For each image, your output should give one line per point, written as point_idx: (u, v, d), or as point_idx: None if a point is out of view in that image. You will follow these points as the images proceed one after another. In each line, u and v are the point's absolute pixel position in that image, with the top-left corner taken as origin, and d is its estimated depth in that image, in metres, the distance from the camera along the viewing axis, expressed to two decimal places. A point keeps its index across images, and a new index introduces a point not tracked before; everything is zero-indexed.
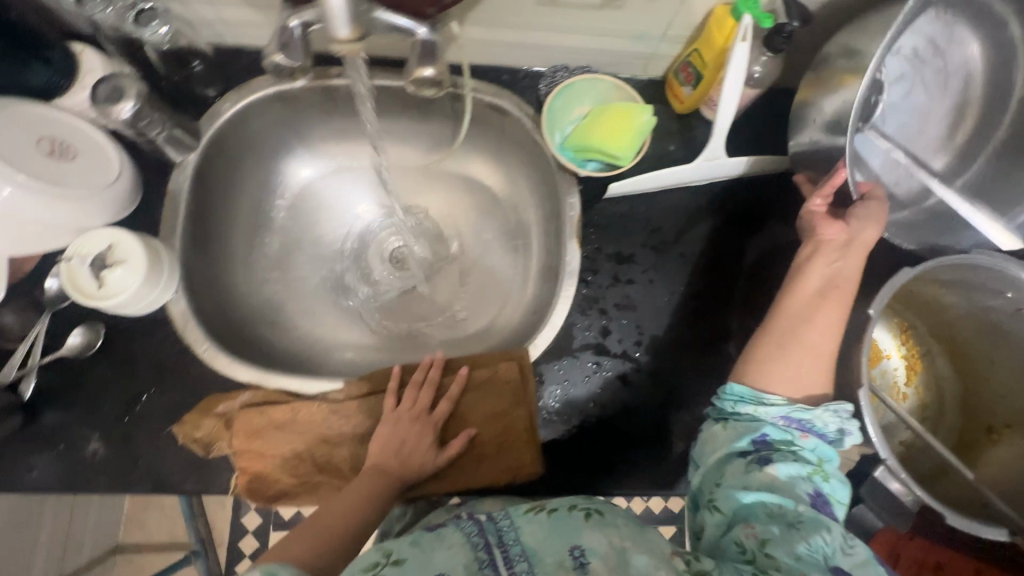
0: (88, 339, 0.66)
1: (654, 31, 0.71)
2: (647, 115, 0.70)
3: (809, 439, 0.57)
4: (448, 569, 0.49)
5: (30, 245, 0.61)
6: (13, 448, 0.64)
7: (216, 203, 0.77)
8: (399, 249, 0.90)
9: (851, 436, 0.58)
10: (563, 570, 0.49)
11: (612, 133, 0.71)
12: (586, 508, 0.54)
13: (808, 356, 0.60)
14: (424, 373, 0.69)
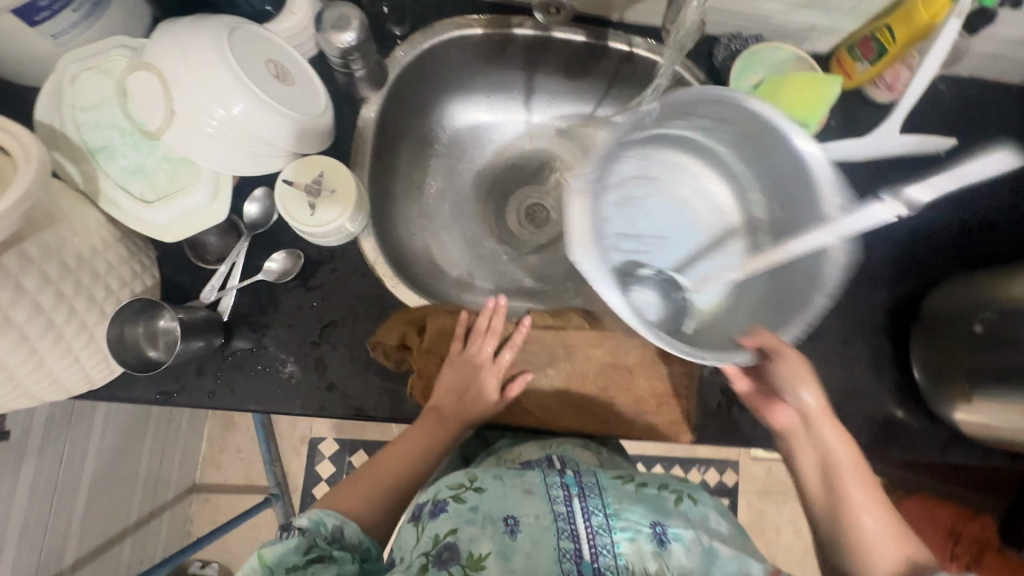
0: (286, 266, 0.67)
1: (845, 5, 0.72)
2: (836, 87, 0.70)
3: None
4: (520, 512, 0.49)
5: (250, 166, 0.60)
6: (211, 365, 0.65)
7: (388, 143, 0.77)
8: (535, 206, 0.89)
9: None
10: (642, 538, 0.49)
11: (802, 102, 0.71)
12: (678, 491, 0.54)
13: (864, 545, 0.58)
14: (488, 321, 0.67)
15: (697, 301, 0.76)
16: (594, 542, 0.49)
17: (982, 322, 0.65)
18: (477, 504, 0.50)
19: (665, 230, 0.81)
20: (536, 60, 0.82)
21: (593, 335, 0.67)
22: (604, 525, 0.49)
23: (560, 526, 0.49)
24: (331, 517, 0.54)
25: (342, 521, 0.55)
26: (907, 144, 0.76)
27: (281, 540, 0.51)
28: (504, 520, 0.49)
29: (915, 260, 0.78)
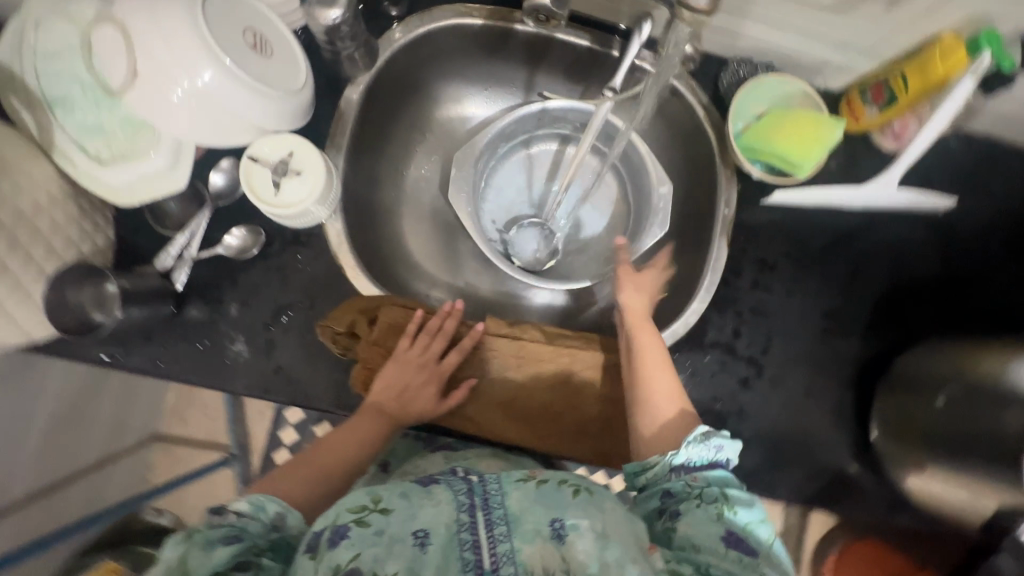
0: (246, 243, 0.65)
1: (862, 45, 0.69)
2: (838, 130, 0.69)
3: (699, 478, 0.52)
4: (430, 525, 0.47)
5: (215, 136, 0.58)
6: (157, 333, 0.64)
7: (372, 127, 0.75)
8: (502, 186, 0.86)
9: (728, 447, 0.54)
10: (541, 539, 0.47)
11: (797, 143, 0.70)
12: (576, 485, 0.51)
13: (649, 389, 0.60)
14: (440, 321, 0.66)
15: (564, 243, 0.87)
16: (496, 551, 0.46)
17: (945, 398, 0.64)
18: (384, 527, 0.46)
19: (542, 190, 0.88)
20: (537, 58, 0.79)
21: (549, 349, 0.68)
22: (506, 532, 0.47)
23: (460, 537, 0.47)
24: (274, 504, 0.51)
25: (284, 509, 0.52)
26: (904, 200, 0.76)
27: (213, 543, 0.46)
28: (413, 534, 0.46)
29: (896, 316, 0.76)
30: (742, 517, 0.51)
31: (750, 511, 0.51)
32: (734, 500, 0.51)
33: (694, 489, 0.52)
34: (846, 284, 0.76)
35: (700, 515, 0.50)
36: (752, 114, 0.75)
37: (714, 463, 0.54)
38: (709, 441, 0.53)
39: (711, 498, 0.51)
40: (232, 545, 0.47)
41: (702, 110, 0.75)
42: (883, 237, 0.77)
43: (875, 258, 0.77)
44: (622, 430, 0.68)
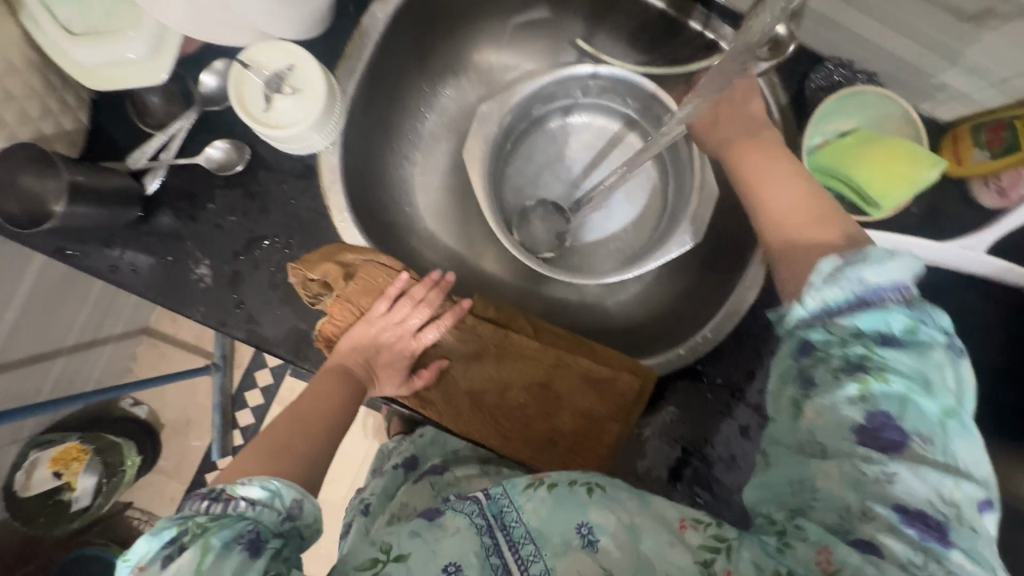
0: (230, 159, 0.58)
1: (996, 73, 0.56)
2: (934, 171, 0.57)
3: (846, 316, 0.41)
4: (458, 555, 0.44)
5: (209, 31, 0.50)
6: (121, 237, 0.59)
7: (399, 58, 0.66)
8: (531, 153, 0.78)
9: (897, 264, 0.40)
10: (574, 551, 0.43)
11: (883, 177, 0.58)
12: (587, 482, 0.46)
13: (772, 206, 0.52)
14: (424, 291, 0.59)
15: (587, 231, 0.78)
16: (528, 574, 0.43)
17: None
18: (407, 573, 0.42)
19: (575, 167, 0.78)
20: (602, 14, 0.67)
21: (536, 347, 0.61)
22: (535, 552, 0.44)
23: (491, 562, 0.44)
24: (292, 489, 0.42)
25: (303, 495, 0.43)
26: (995, 270, 0.62)
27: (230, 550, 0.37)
28: (443, 570, 0.43)
29: None
30: (894, 389, 0.39)
31: (910, 382, 0.38)
32: (888, 358, 0.39)
33: (842, 336, 0.41)
34: None
35: (834, 392, 0.40)
36: (831, 132, 0.63)
37: (865, 301, 0.40)
38: (842, 278, 0.40)
39: (853, 370, 0.40)
40: (257, 553, 0.38)
41: (778, 112, 0.64)
42: (952, 309, 0.65)
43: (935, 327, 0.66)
44: (596, 453, 0.61)
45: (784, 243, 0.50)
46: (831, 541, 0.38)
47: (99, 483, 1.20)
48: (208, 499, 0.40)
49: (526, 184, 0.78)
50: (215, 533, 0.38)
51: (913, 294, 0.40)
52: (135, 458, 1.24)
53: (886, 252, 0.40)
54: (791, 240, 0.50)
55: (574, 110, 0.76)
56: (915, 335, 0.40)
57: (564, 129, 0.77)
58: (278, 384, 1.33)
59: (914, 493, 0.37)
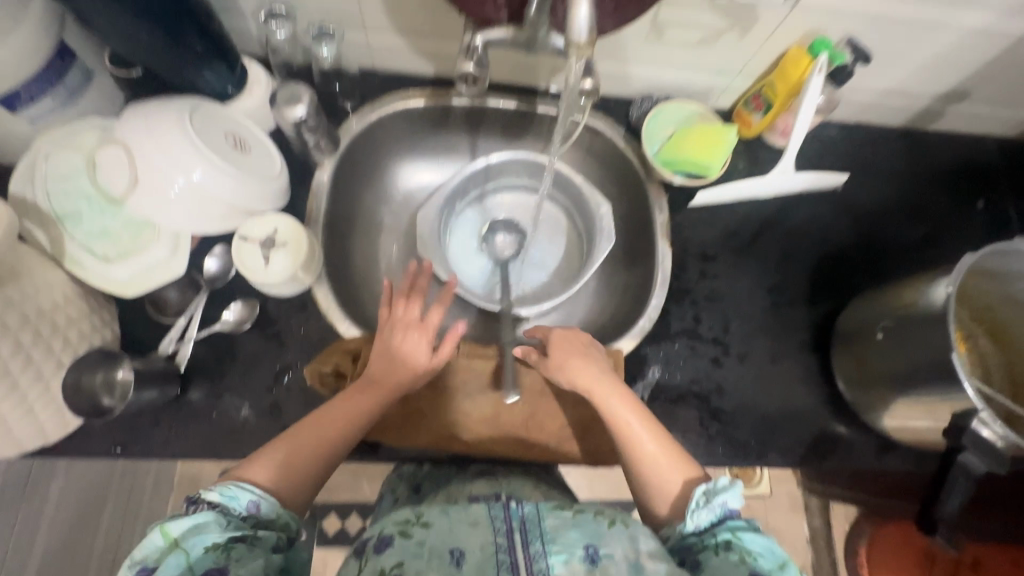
0: (242, 316, 0.72)
1: (733, 68, 0.84)
2: (732, 135, 0.84)
3: (722, 527, 0.55)
4: (464, 544, 0.51)
5: (207, 224, 0.66)
6: (166, 414, 0.67)
7: (344, 203, 0.85)
8: (469, 232, 0.97)
9: (732, 500, 0.55)
10: (575, 560, 0.50)
11: (703, 151, 0.84)
12: (612, 516, 0.55)
13: (648, 455, 0.62)
14: (412, 280, 0.71)
15: (532, 272, 0.97)
16: (533, 569, 0.50)
17: (883, 330, 0.72)
18: (425, 538, 0.51)
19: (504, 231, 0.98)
20: (476, 124, 0.92)
21: (522, 362, 0.76)
22: (541, 551, 0.51)
23: (499, 558, 0.50)
24: (248, 492, 0.52)
25: (259, 496, 0.53)
26: (807, 181, 0.88)
27: (196, 522, 0.49)
28: (449, 553, 0.50)
29: (827, 282, 0.86)
30: (760, 563, 0.52)
31: (768, 558, 0.53)
32: (747, 541, 0.53)
33: (705, 535, 0.55)
34: (779, 262, 0.87)
35: (718, 559, 0.52)
36: (663, 136, 0.89)
37: (722, 517, 0.55)
38: (711, 502, 0.55)
39: (725, 547, 0.53)
40: (210, 516, 0.49)
41: (622, 140, 0.89)
42: (797, 219, 0.89)
43: (796, 235, 0.88)
44: (600, 429, 0.72)
45: (676, 489, 0.60)
46: None
47: None
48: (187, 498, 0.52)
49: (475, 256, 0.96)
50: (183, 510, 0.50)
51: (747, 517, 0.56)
52: None
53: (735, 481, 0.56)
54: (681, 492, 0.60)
55: (485, 192, 0.97)
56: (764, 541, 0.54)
57: (484, 207, 0.98)
58: None
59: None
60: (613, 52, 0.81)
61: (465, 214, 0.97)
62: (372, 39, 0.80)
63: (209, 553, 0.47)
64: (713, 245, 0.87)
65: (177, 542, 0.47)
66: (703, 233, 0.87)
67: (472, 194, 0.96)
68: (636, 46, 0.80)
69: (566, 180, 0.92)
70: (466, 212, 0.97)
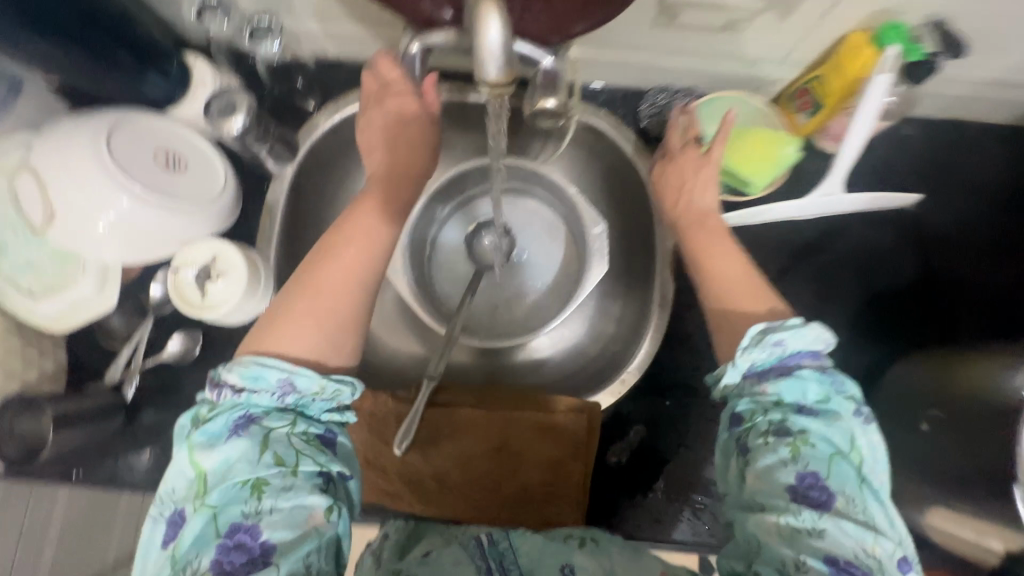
0: (187, 346, 0.68)
1: (775, 55, 0.65)
2: (792, 148, 0.66)
3: (782, 380, 0.50)
4: None
5: (138, 255, 0.61)
6: (113, 444, 0.66)
7: (307, 215, 0.76)
8: (451, 242, 0.86)
9: (795, 339, 0.50)
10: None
11: (750, 162, 0.67)
12: (581, 536, 0.54)
13: (728, 281, 0.60)
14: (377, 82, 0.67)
15: (523, 289, 0.84)
16: None
17: (929, 422, 0.60)
18: None
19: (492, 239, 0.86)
20: (459, 120, 0.79)
21: (483, 415, 0.67)
22: None
23: None
24: (273, 371, 0.47)
25: (288, 373, 0.47)
26: (859, 203, 0.70)
27: (216, 443, 0.44)
28: None
29: (877, 329, 0.69)
30: (820, 452, 0.47)
31: (830, 444, 0.47)
32: (808, 425, 0.48)
33: (765, 405, 0.50)
34: (816, 301, 0.71)
35: (769, 453, 0.48)
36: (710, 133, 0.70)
37: (785, 361, 0.51)
38: (765, 340, 0.51)
39: (781, 433, 0.48)
40: (239, 445, 0.43)
41: (627, 144, 0.73)
42: (846, 247, 0.72)
43: (842, 269, 0.71)
44: (565, 497, 0.65)
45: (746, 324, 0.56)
46: None
47: None
48: (209, 387, 0.47)
49: (457, 269, 0.85)
50: (207, 425, 0.45)
51: (825, 361, 0.51)
52: None
53: (803, 323, 0.51)
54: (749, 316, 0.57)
55: (471, 195, 0.85)
56: (826, 406, 0.49)
57: (470, 212, 0.86)
58: None
59: (842, 547, 0.43)
60: (616, 38, 0.65)
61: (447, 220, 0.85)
62: (328, 26, 0.68)
63: (240, 491, 0.42)
64: None
65: (206, 481, 0.43)
66: None
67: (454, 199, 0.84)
68: (645, 31, 0.63)
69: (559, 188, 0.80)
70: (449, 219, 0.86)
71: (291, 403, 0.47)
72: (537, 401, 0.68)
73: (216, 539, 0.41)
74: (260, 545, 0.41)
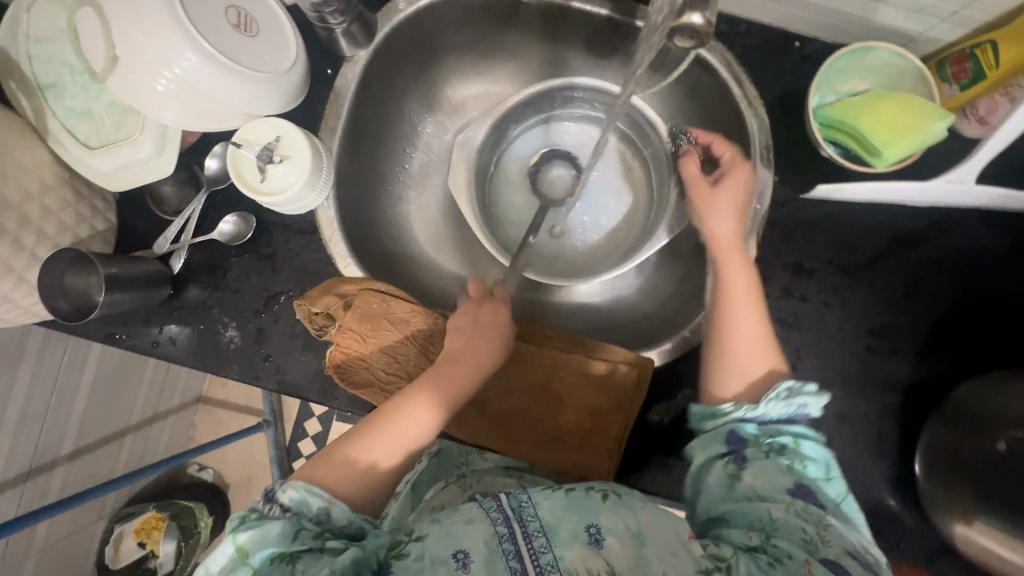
0: (238, 230, 0.65)
1: (941, 9, 0.56)
2: (942, 124, 0.57)
3: (787, 425, 0.51)
4: (469, 546, 0.45)
5: (196, 122, 0.58)
6: (157, 315, 0.65)
7: (373, 109, 0.71)
8: (518, 166, 0.81)
9: (811, 403, 0.52)
10: (578, 544, 0.46)
11: (888, 126, 0.58)
12: (605, 489, 0.49)
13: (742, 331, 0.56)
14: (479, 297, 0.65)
15: (586, 229, 0.80)
16: (539, 563, 0.45)
17: (1008, 442, 0.55)
18: (422, 553, 0.45)
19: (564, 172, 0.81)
20: (553, 31, 0.71)
21: (531, 349, 0.65)
22: (547, 543, 0.45)
23: (504, 549, 0.45)
24: (317, 497, 0.47)
25: (327, 501, 0.47)
26: (985, 199, 0.62)
27: (261, 529, 0.44)
28: (453, 558, 0.44)
29: (955, 339, 0.65)
30: (809, 472, 0.50)
31: (816, 469, 0.50)
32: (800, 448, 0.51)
33: (763, 431, 0.51)
34: (900, 298, 0.66)
35: (772, 463, 0.49)
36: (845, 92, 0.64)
37: (793, 418, 0.52)
38: (791, 399, 0.51)
39: (777, 449, 0.50)
40: (281, 533, 0.44)
41: (738, 88, 0.66)
42: (948, 247, 0.65)
43: (940, 268, 0.66)
44: (599, 447, 0.63)
45: (745, 381, 0.54)
46: (807, 555, 0.44)
47: (178, 547, 1.26)
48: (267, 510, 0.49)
49: (521, 197, 0.81)
50: (253, 523, 0.45)
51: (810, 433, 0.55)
52: (208, 519, 1.28)
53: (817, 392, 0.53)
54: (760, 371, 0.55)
55: (549, 117, 0.79)
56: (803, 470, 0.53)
57: (545, 139, 0.80)
58: (327, 431, 1.39)
59: (847, 538, 0.45)
60: None
61: (518, 140, 0.80)
62: None
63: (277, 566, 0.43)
64: (813, 254, 0.66)
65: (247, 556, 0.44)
66: (811, 236, 0.66)
67: (530, 120, 0.78)
68: None
69: (648, 124, 0.71)
70: (520, 141, 0.80)
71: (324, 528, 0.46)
72: (588, 346, 0.66)
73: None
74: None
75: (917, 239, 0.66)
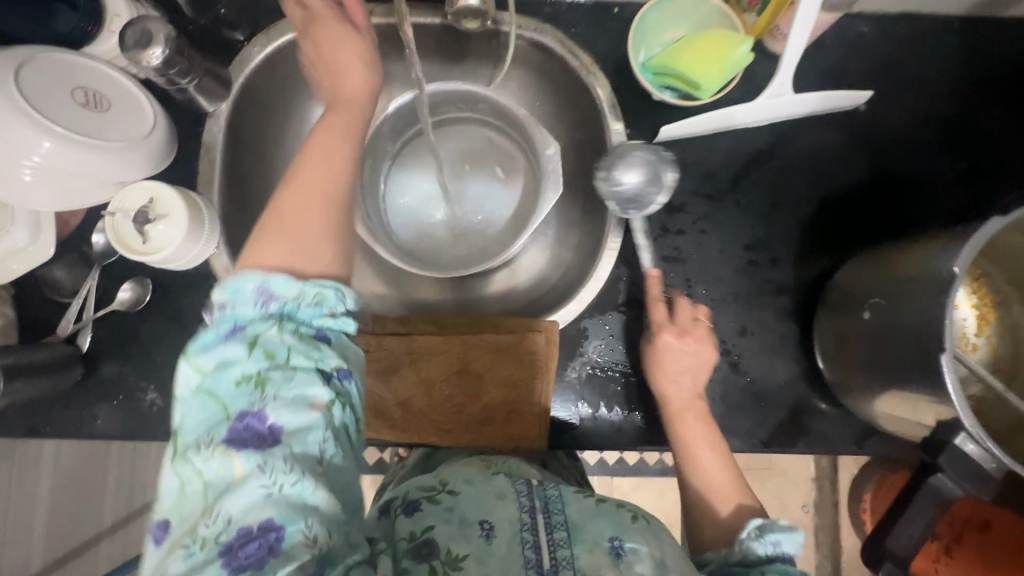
0: (138, 295, 0.67)
1: None
2: (744, 48, 0.63)
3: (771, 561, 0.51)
4: (496, 516, 0.47)
5: (72, 202, 0.61)
6: (75, 397, 0.66)
7: (248, 155, 0.74)
8: (407, 179, 0.84)
9: (789, 541, 0.51)
10: (600, 553, 0.46)
11: (699, 61, 0.65)
12: (633, 510, 0.50)
13: (707, 474, 0.60)
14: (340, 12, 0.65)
15: (485, 219, 0.83)
16: (556, 555, 0.45)
17: (870, 309, 0.58)
18: (453, 505, 0.47)
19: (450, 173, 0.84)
20: (402, 47, 0.76)
21: (442, 340, 0.67)
22: (566, 538, 0.46)
23: (523, 536, 0.46)
24: (250, 284, 0.44)
25: (262, 282, 0.44)
26: (812, 103, 0.68)
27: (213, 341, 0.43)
28: (479, 525, 0.46)
29: (825, 233, 0.70)
30: None
31: None
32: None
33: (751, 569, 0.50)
34: (767, 210, 0.70)
35: None
36: (666, 41, 0.70)
37: (774, 557, 0.51)
38: (764, 538, 0.52)
39: None
40: (236, 344, 0.42)
41: (574, 59, 0.71)
42: (796, 155, 0.71)
43: (794, 174, 0.71)
44: (526, 415, 0.66)
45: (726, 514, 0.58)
46: None
47: None
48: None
49: (419, 207, 0.83)
50: (200, 337, 0.44)
51: None
52: None
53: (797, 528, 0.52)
54: (735, 506, 0.58)
55: (423, 127, 0.83)
56: None
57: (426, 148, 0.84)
58: None
59: None
60: None
61: (400, 158, 0.84)
62: None
63: (242, 387, 0.41)
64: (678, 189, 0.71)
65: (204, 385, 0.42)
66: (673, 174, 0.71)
67: (407, 136, 0.83)
68: None
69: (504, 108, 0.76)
70: (403, 157, 0.84)
71: (275, 311, 0.44)
72: (497, 324, 0.69)
73: (225, 422, 0.40)
74: (269, 427, 0.40)
75: (768, 155, 0.71)
